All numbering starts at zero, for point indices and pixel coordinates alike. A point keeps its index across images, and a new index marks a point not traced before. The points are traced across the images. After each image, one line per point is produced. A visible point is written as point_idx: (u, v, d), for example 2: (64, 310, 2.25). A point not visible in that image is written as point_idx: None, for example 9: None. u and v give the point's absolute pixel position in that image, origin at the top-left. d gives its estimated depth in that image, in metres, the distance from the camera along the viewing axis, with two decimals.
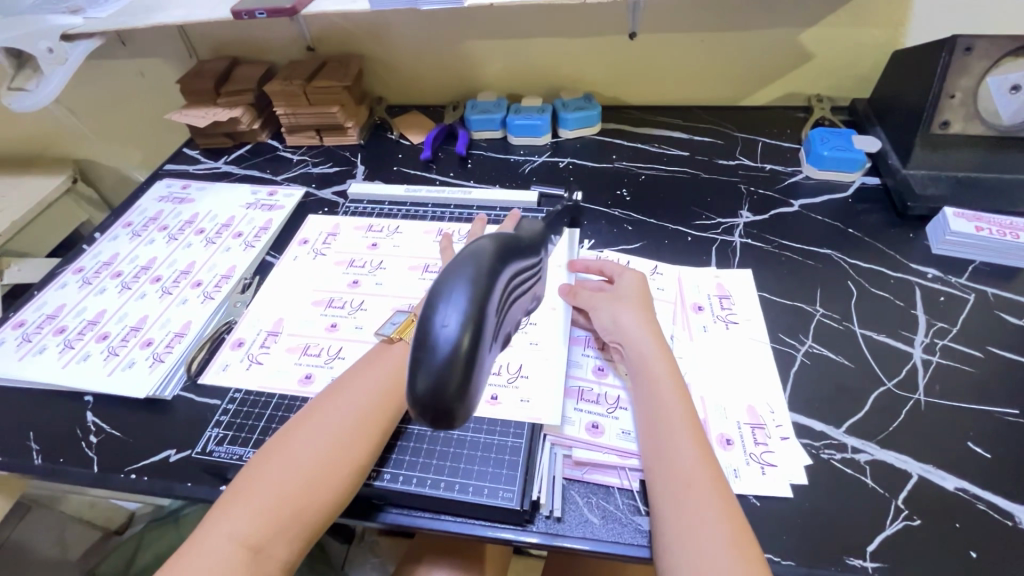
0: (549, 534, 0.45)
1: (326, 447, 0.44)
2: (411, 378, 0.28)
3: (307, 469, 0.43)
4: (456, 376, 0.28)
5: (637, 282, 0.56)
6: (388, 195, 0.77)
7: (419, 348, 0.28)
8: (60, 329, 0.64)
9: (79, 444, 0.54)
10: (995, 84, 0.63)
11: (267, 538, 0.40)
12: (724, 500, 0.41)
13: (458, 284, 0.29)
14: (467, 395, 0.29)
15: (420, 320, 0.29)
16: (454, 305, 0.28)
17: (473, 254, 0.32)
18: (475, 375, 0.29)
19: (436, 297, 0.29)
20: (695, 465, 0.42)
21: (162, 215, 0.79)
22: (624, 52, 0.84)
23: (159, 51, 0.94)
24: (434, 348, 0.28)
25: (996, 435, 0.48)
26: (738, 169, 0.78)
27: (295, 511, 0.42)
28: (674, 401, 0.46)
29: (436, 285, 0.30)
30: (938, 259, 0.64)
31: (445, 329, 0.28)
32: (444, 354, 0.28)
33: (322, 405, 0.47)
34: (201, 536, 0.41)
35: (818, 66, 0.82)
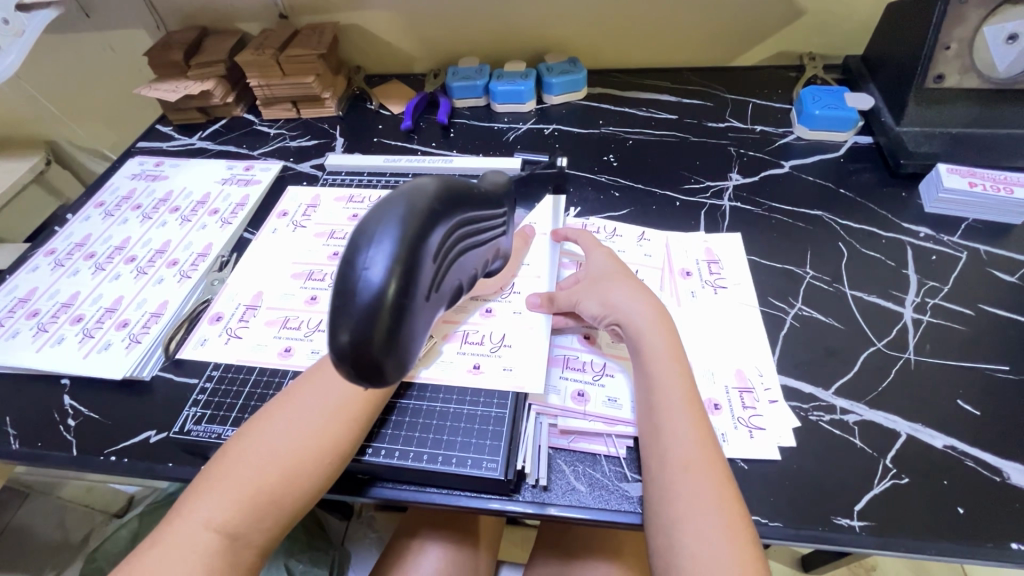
0: (536, 503, 0.44)
1: (305, 434, 0.43)
2: (336, 328, 0.29)
3: (284, 457, 0.42)
4: (380, 324, 0.28)
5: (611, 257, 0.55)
6: (367, 165, 0.74)
7: (343, 294, 0.28)
8: (33, 312, 0.62)
9: (57, 428, 0.53)
10: (993, 32, 0.61)
11: (246, 526, 0.40)
12: (720, 482, 0.39)
13: (388, 227, 0.29)
14: (395, 346, 0.29)
15: (346, 263, 0.29)
16: (381, 250, 0.28)
17: (408, 196, 0.31)
18: (404, 325, 0.29)
19: (363, 241, 0.29)
20: (694, 447, 0.41)
21: (135, 193, 0.77)
22: (609, 12, 0.81)
23: (124, 22, 0.90)
24: (359, 295, 0.28)
25: (987, 392, 0.48)
26: (727, 131, 0.76)
27: (273, 499, 0.41)
28: (669, 377, 0.45)
29: (364, 227, 0.29)
30: (930, 218, 0.62)
31: (371, 275, 0.28)
32: (369, 301, 0.28)
33: (302, 389, 0.46)
34: (176, 524, 0.40)
35: (810, 22, 0.79)
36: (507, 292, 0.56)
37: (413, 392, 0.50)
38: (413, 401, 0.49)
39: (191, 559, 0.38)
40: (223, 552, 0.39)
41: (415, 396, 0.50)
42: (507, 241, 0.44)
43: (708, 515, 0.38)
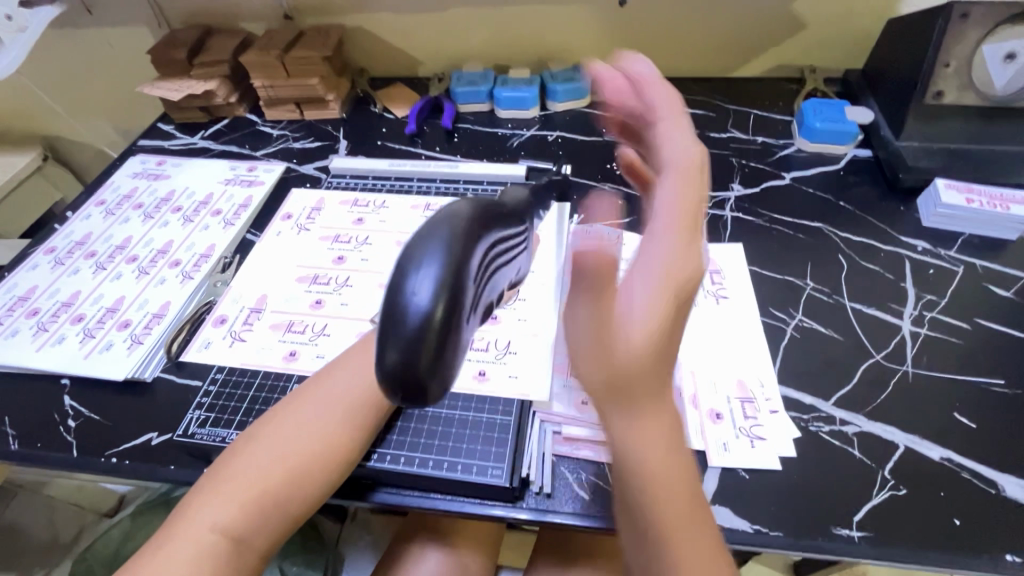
0: (540, 510, 0.45)
1: (312, 437, 0.43)
2: (382, 348, 0.29)
3: (291, 459, 0.42)
4: (430, 346, 0.28)
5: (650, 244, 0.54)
6: (371, 168, 0.74)
7: (390, 316, 0.29)
8: (33, 311, 0.62)
9: (57, 429, 0.53)
10: (991, 52, 0.62)
11: (250, 528, 0.40)
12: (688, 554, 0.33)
13: (432, 249, 0.29)
14: (442, 364, 0.29)
15: (390, 287, 0.29)
16: (427, 273, 0.29)
17: (449, 219, 0.31)
18: (451, 346, 0.30)
19: (409, 264, 0.29)
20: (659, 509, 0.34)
21: (137, 192, 0.76)
22: (613, 20, 0.82)
23: (127, 19, 0.90)
24: (407, 316, 0.28)
25: (982, 405, 0.49)
26: (729, 141, 0.77)
27: (279, 502, 0.41)
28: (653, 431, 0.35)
29: (408, 250, 0.30)
30: (928, 231, 0.63)
31: (418, 299, 0.28)
32: (416, 322, 0.28)
33: (309, 392, 0.46)
34: (178, 527, 0.39)
35: (811, 35, 0.80)
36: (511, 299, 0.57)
37: None
38: (418, 407, 0.50)
39: (193, 563, 0.38)
40: (226, 555, 0.39)
41: (420, 402, 0.50)
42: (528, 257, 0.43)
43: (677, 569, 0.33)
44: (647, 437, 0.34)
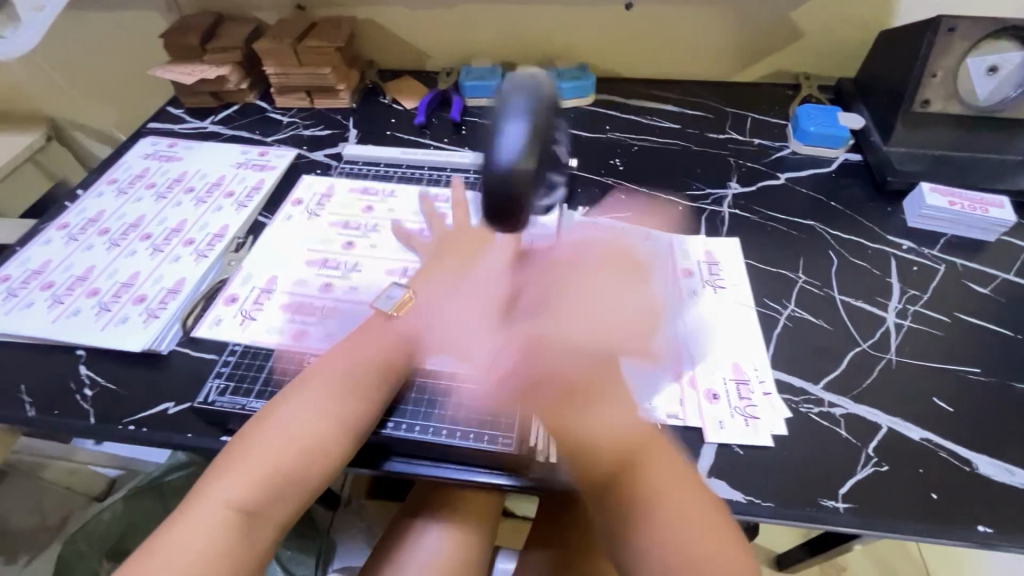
0: (544, 479, 0.48)
1: (317, 417, 0.45)
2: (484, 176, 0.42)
3: (299, 440, 0.43)
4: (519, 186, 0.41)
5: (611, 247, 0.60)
6: (383, 156, 0.77)
7: (488, 153, 0.41)
8: (48, 284, 0.63)
9: (74, 397, 0.54)
10: (975, 63, 0.66)
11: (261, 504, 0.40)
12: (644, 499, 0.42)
13: (517, 120, 0.42)
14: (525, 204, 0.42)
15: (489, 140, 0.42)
16: (514, 122, 0.42)
17: (527, 89, 0.43)
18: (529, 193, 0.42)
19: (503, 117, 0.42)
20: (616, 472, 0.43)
21: (149, 173, 0.78)
22: (618, 22, 0.85)
23: (140, 3, 0.91)
24: (503, 150, 0.41)
25: (959, 391, 0.52)
26: (727, 142, 0.80)
27: (289, 478, 0.42)
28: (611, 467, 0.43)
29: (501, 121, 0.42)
30: (914, 231, 0.67)
31: (506, 154, 0.41)
32: (507, 161, 0.41)
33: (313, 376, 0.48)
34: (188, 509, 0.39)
35: (807, 44, 0.84)
36: None
37: (433, 373, 0.53)
38: (429, 380, 0.53)
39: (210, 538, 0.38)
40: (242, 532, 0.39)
41: (432, 376, 0.53)
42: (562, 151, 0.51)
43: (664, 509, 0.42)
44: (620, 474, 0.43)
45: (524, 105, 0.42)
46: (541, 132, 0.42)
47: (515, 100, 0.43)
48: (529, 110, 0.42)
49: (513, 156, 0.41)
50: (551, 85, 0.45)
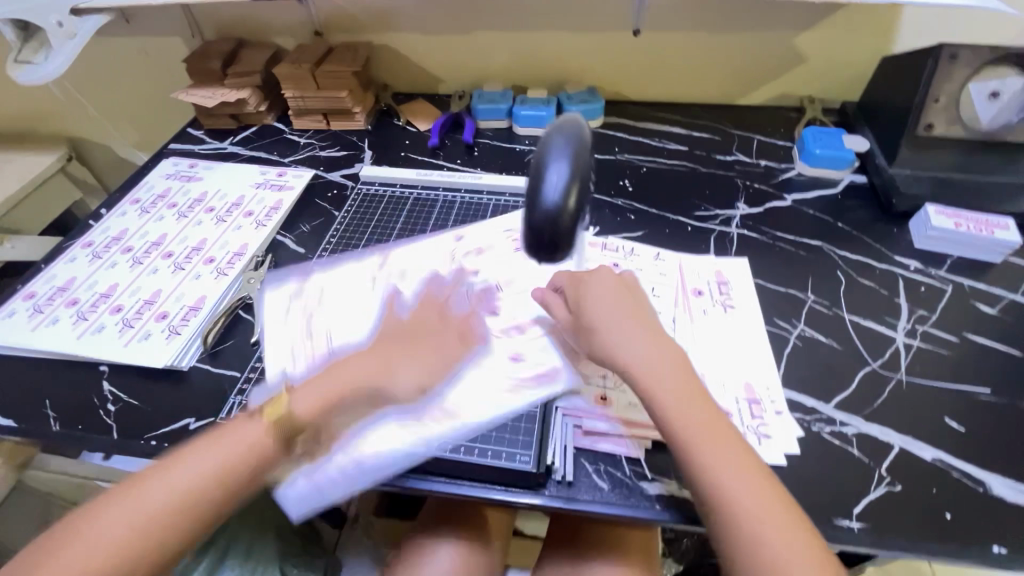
0: (560, 497, 0.48)
1: (185, 494, 0.42)
2: (531, 214, 0.43)
3: (165, 510, 0.41)
4: (564, 219, 0.43)
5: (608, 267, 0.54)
6: (398, 177, 0.79)
7: (536, 192, 0.43)
8: (72, 301, 0.65)
9: (97, 412, 0.55)
10: (977, 89, 0.67)
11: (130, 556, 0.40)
12: (775, 513, 0.40)
13: (558, 160, 0.44)
14: (571, 235, 0.44)
15: (534, 179, 0.44)
16: (559, 167, 0.43)
17: (571, 131, 0.46)
18: (574, 225, 0.44)
19: (548, 158, 0.44)
20: (750, 495, 0.40)
21: (170, 193, 0.80)
22: (627, 47, 0.87)
23: (164, 29, 0.94)
24: (549, 189, 0.43)
25: (970, 411, 0.53)
26: (734, 164, 0.82)
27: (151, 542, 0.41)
28: (744, 491, 0.40)
29: (542, 160, 0.44)
30: (920, 252, 0.68)
31: (551, 192, 0.43)
32: (556, 200, 0.42)
33: (179, 456, 0.44)
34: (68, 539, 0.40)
35: (811, 69, 0.86)
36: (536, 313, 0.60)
37: None
38: None
39: None
40: None
41: None
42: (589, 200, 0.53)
43: (773, 524, 0.39)
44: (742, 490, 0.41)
45: (567, 147, 0.44)
46: (584, 168, 0.44)
47: (557, 141, 0.45)
48: (570, 150, 0.44)
49: (560, 194, 0.42)
50: (585, 127, 0.47)
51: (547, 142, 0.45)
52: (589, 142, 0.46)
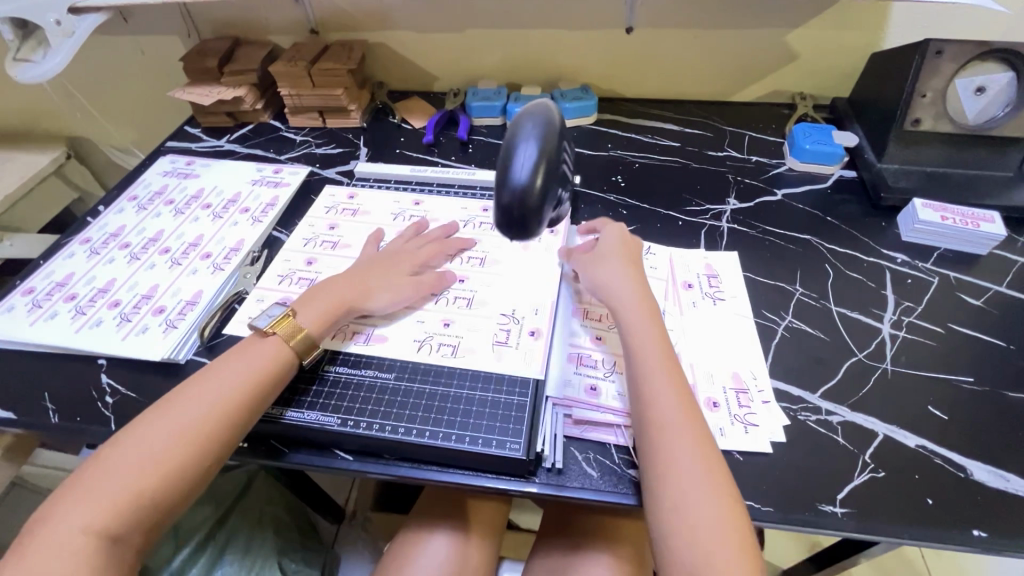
0: (550, 484, 0.49)
1: (223, 400, 0.48)
2: (500, 191, 0.43)
3: (206, 416, 0.46)
4: (533, 198, 0.43)
5: (619, 237, 0.63)
6: (393, 173, 0.80)
7: (506, 169, 0.43)
8: (70, 295, 0.65)
9: (95, 404, 0.56)
10: (964, 84, 0.69)
11: (184, 457, 0.45)
12: (715, 482, 0.43)
13: (528, 139, 0.43)
14: (539, 213, 0.44)
15: (505, 158, 0.43)
16: (528, 147, 0.43)
17: (544, 113, 0.45)
18: (544, 203, 0.44)
19: (519, 136, 0.44)
20: (695, 462, 0.44)
21: (168, 190, 0.81)
22: (620, 45, 0.88)
23: (160, 28, 0.95)
24: (520, 166, 0.42)
25: (953, 400, 0.54)
26: (726, 160, 0.83)
27: (199, 445, 0.45)
28: (692, 459, 0.44)
29: (513, 140, 0.44)
30: (907, 245, 0.69)
31: (521, 171, 0.42)
32: (525, 177, 0.42)
33: (205, 375, 0.49)
34: (117, 452, 0.44)
35: (802, 65, 0.87)
36: (525, 311, 0.60)
37: (439, 380, 0.54)
38: (433, 386, 0.54)
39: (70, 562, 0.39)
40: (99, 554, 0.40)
41: (441, 382, 0.54)
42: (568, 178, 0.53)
43: (716, 499, 0.42)
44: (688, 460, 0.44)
45: (537, 129, 0.44)
46: (553, 148, 0.43)
47: (527, 122, 0.45)
48: (541, 130, 0.44)
49: (529, 172, 0.42)
50: (557, 109, 0.47)
51: (518, 122, 0.45)
52: (560, 123, 0.45)
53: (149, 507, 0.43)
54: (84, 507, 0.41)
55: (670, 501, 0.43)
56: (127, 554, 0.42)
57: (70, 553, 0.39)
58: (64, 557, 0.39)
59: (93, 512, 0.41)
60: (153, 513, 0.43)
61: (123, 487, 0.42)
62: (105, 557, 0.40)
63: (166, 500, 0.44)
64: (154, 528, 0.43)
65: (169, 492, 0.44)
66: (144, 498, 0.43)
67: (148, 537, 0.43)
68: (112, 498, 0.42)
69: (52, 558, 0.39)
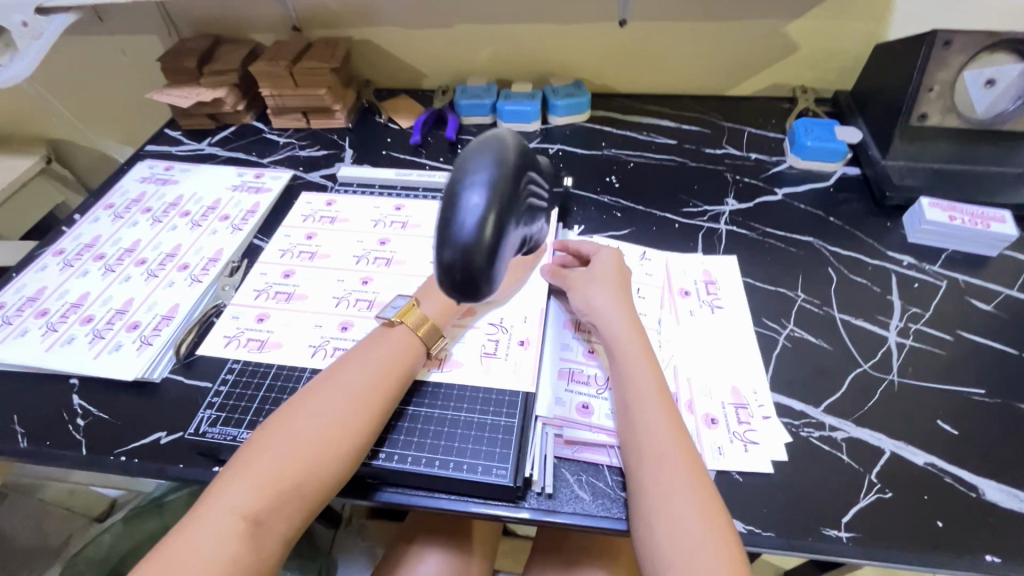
0: (541, 510, 0.46)
1: (365, 389, 0.48)
2: (440, 248, 0.34)
3: (352, 404, 0.46)
4: (481, 255, 0.33)
5: (613, 259, 0.60)
6: (378, 177, 0.77)
7: (447, 221, 0.34)
8: (42, 311, 0.63)
9: (65, 427, 0.54)
10: (972, 77, 0.65)
11: (332, 445, 0.44)
12: (709, 512, 0.41)
13: (476, 180, 0.34)
14: (490, 271, 0.34)
15: (447, 203, 0.34)
16: (476, 189, 0.34)
17: (497, 148, 0.36)
18: (495, 260, 0.34)
19: (463, 180, 0.34)
20: (689, 490, 0.42)
21: (145, 197, 0.78)
22: (613, 39, 0.85)
23: (137, 27, 0.91)
24: (465, 216, 0.33)
25: (963, 413, 0.51)
26: (724, 157, 0.80)
27: (347, 434, 0.45)
28: (687, 486, 0.42)
29: (457, 181, 0.35)
30: (913, 247, 0.66)
31: (466, 219, 0.33)
32: (472, 231, 0.33)
33: (344, 364, 0.50)
34: (263, 441, 0.45)
35: (802, 57, 0.83)
36: (510, 322, 0.58)
37: (424, 398, 0.52)
38: (413, 408, 0.52)
39: (217, 543, 0.39)
40: (245, 540, 0.40)
41: (425, 404, 0.52)
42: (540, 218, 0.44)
43: (710, 529, 0.40)
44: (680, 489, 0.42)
45: (488, 166, 0.35)
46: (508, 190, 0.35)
47: (477, 159, 0.36)
48: (492, 171, 0.35)
49: (478, 220, 0.33)
50: (516, 144, 0.38)
51: (465, 161, 0.36)
52: (517, 163, 0.37)
53: (295, 495, 0.43)
54: (241, 489, 0.42)
55: (663, 539, 0.41)
56: (273, 540, 0.42)
57: (223, 534, 0.40)
58: (217, 537, 0.40)
59: (247, 494, 0.41)
60: (302, 500, 0.43)
61: (272, 473, 0.42)
62: (254, 541, 0.40)
63: (315, 488, 0.43)
64: (300, 517, 0.43)
65: (311, 483, 0.43)
66: (290, 485, 0.42)
67: (295, 526, 0.43)
68: (265, 481, 0.42)
69: (202, 539, 0.40)
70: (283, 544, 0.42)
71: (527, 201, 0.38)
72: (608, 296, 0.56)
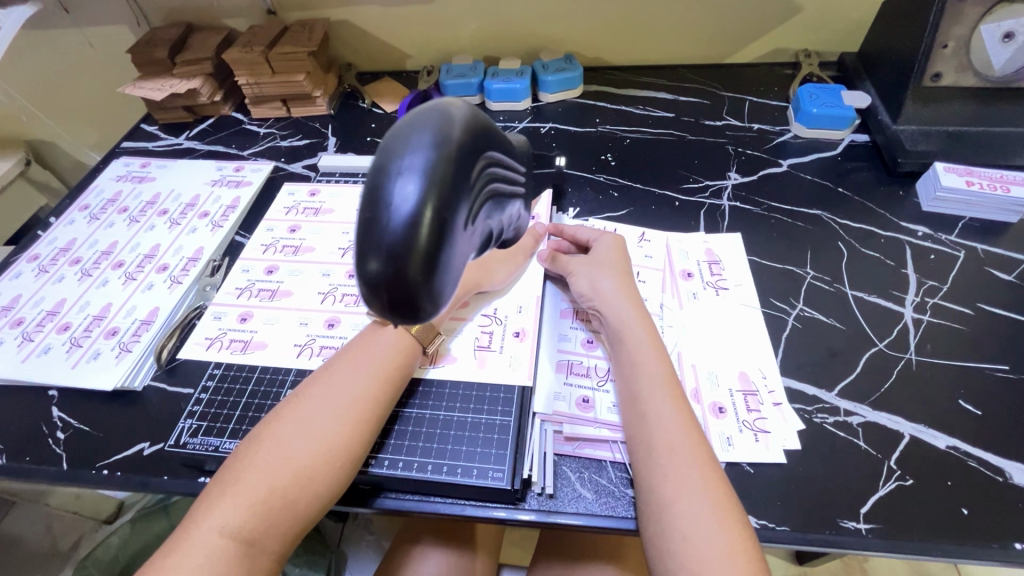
0: (542, 511, 0.44)
1: (357, 395, 0.45)
2: (366, 257, 0.29)
3: (341, 412, 0.44)
4: (418, 261, 0.29)
5: (614, 246, 0.56)
6: (361, 166, 0.74)
7: (373, 222, 0.29)
8: (18, 320, 0.60)
9: (46, 441, 0.52)
10: (989, 32, 0.60)
11: (323, 457, 0.42)
12: (724, 507, 0.39)
13: (407, 167, 0.29)
14: (435, 279, 0.30)
15: (374, 199, 0.29)
16: (409, 181, 0.29)
17: (440, 124, 0.31)
18: (442, 264, 0.30)
19: (392, 168, 0.29)
20: (702, 482, 0.40)
21: (122, 196, 0.75)
22: (604, 8, 0.80)
23: (104, 17, 0.87)
24: (394, 215, 0.29)
25: (986, 392, 0.48)
26: (724, 129, 0.76)
27: (338, 445, 0.42)
28: (700, 481, 0.40)
29: (385, 168, 0.30)
30: (927, 216, 0.63)
31: (397, 221, 0.28)
32: (402, 232, 0.28)
33: (331, 370, 0.47)
34: (247, 456, 0.42)
35: (805, 20, 0.79)
36: (506, 314, 0.55)
37: (416, 399, 0.50)
38: (404, 410, 0.49)
39: (205, 566, 0.37)
40: (236, 561, 0.38)
41: (417, 404, 0.49)
42: (511, 203, 0.39)
43: (728, 527, 0.38)
44: (693, 483, 0.40)
45: (425, 150, 0.30)
46: (452, 174, 0.30)
47: (413, 140, 0.30)
48: (430, 153, 0.30)
49: (409, 218, 0.28)
50: (463, 116, 0.32)
51: (397, 142, 0.31)
52: (463, 141, 0.31)
53: (287, 511, 0.40)
54: (227, 509, 0.39)
55: (679, 540, 0.38)
56: (266, 558, 0.40)
57: (212, 556, 0.38)
58: (205, 560, 0.38)
59: (235, 514, 0.39)
60: (295, 516, 0.41)
61: (259, 489, 0.40)
62: (245, 561, 0.39)
63: (308, 502, 0.41)
64: (293, 532, 0.41)
65: (302, 497, 0.41)
66: (281, 501, 0.40)
67: (289, 542, 0.41)
68: (251, 499, 0.40)
69: (191, 562, 0.38)
70: (275, 561, 0.40)
71: (483, 185, 0.33)
72: (613, 283, 0.52)
